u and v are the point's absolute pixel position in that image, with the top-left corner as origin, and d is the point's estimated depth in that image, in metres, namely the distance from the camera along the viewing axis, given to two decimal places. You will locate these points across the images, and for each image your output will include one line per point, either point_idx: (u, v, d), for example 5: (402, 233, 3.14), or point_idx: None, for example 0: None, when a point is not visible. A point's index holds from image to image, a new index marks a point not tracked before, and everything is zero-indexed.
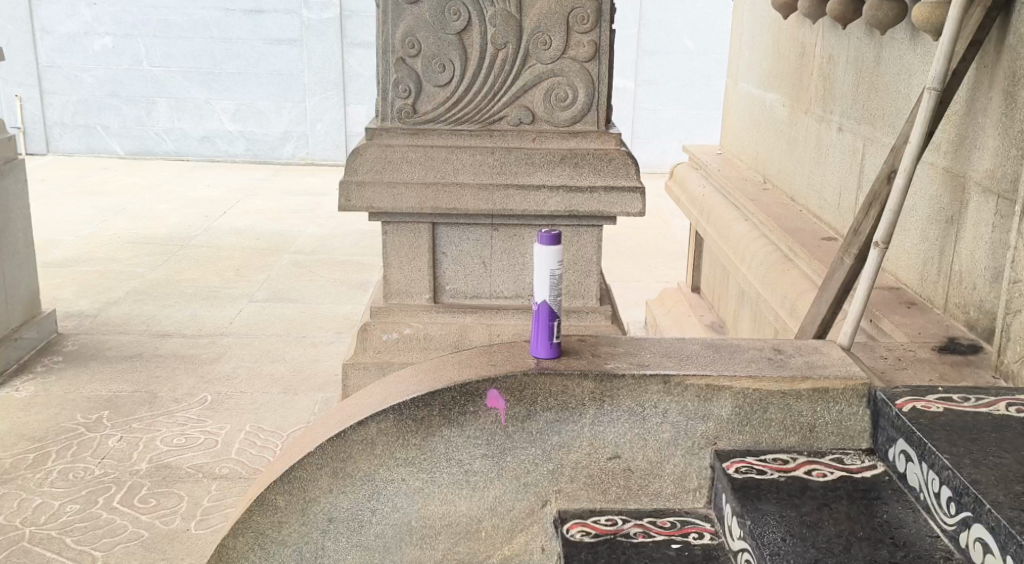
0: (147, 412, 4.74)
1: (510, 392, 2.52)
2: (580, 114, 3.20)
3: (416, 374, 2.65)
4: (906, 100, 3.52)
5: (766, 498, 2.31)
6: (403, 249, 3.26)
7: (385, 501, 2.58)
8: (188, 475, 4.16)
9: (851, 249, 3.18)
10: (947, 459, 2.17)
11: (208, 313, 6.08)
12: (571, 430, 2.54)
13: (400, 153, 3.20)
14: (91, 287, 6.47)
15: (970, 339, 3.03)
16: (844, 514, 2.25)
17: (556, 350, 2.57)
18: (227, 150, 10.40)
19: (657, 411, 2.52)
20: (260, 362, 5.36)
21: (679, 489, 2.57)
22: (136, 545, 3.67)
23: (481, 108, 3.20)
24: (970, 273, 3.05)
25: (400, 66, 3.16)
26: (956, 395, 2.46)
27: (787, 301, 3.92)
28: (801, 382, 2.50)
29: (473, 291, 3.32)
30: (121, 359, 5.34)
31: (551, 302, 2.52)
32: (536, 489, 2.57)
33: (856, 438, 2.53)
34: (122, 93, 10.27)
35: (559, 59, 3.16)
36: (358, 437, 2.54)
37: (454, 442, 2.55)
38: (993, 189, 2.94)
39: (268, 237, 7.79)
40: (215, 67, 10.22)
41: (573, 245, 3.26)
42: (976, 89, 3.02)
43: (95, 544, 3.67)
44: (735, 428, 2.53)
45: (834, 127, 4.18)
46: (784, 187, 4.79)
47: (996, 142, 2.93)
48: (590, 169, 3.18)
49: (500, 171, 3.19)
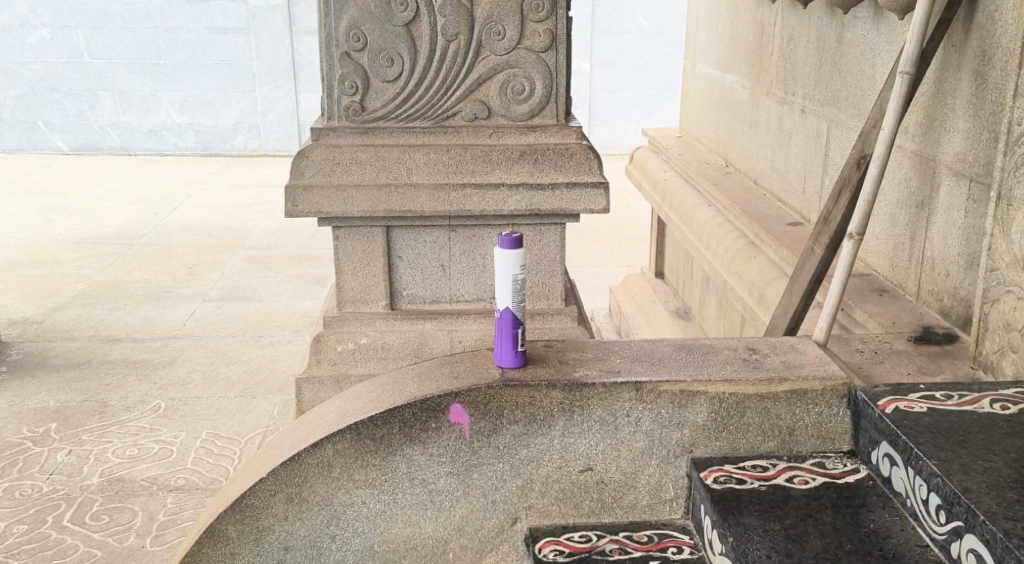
0: (98, 422, 4.54)
1: (474, 406, 2.38)
2: (539, 107, 3.06)
3: (373, 390, 2.50)
4: (871, 82, 3.42)
5: (748, 511, 2.20)
6: (356, 255, 3.10)
7: (345, 526, 2.44)
8: (142, 488, 3.99)
9: (822, 238, 3.07)
10: (935, 466, 2.07)
11: (160, 315, 5.87)
12: (540, 444, 2.41)
13: (349, 154, 3.03)
14: (35, 291, 6.23)
15: (945, 328, 2.94)
16: (829, 525, 2.14)
17: (521, 360, 2.44)
18: (176, 144, 10.12)
19: (630, 420, 2.40)
20: (216, 365, 5.17)
21: (655, 500, 2.46)
22: None
23: (433, 103, 3.05)
24: (943, 260, 2.95)
25: (345, 61, 3.00)
26: (938, 394, 2.36)
27: (754, 290, 3.82)
28: (779, 384, 2.39)
29: (433, 296, 3.18)
30: (69, 367, 5.13)
31: (515, 309, 2.37)
32: (505, 507, 2.45)
33: (838, 441, 2.43)
34: (63, 87, 9.95)
35: (513, 49, 3.01)
36: (314, 460, 2.39)
37: (416, 461, 2.41)
38: (965, 173, 2.84)
39: (220, 233, 7.56)
40: (159, 58, 9.92)
41: (535, 245, 3.13)
42: (944, 70, 2.92)
43: None
44: (711, 435, 2.42)
45: (797, 109, 4.07)
46: (747, 170, 4.68)
47: (967, 124, 2.83)
48: (551, 165, 3.05)
49: (455, 170, 3.04)
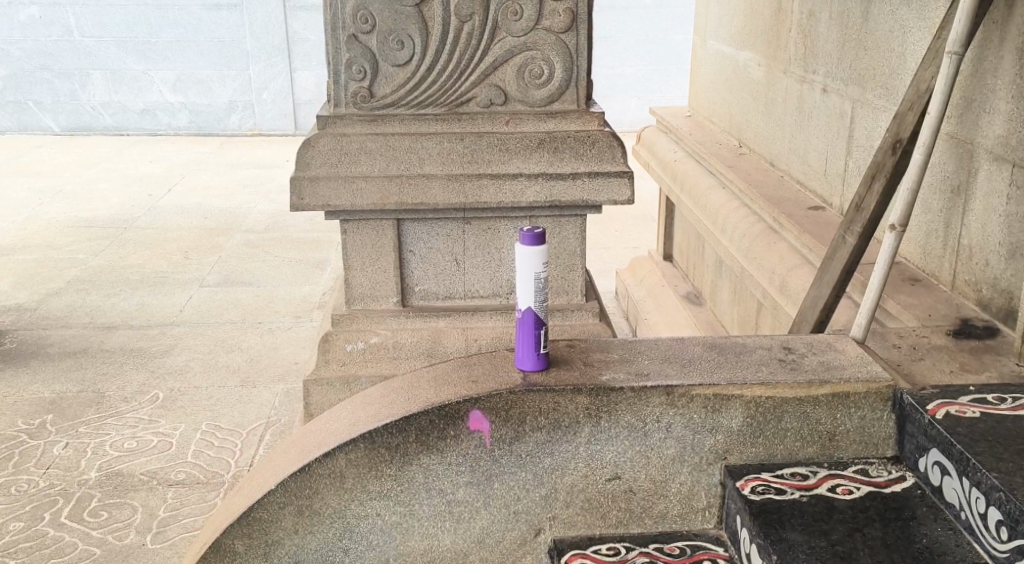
0: (95, 414, 4.39)
1: (495, 412, 2.23)
2: (558, 91, 2.90)
3: (386, 395, 2.35)
4: (901, 60, 3.26)
5: (791, 525, 2.08)
6: (365, 249, 2.94)
7: (359, 539, 2.29)
8: (142, 482, 3.85)
9: (855, 227, 2.92)
10: (996, 479, 1.94)
11: (157, 301, 5.71)
12: (564, 451, 2.27)
13: (358, 143, 2.87)
14: (29, 277, 6.07)
15: (984, 320, 2.79)
16: (879, 541, 2.03)
17: (544, 363, 2.29)
18: (170, 123, 9.91)
19: (660, 425, 2.26)
20: (215, 353, 5.02)
21: (686, 509, 2.32)
22: None
23: (445, 89, 2.88)
24: (982, 248, 2.80)
25: (352, 44, 2.83)
26: (990, 396, 2.22)
27: (775, 278, 3.67)
28: (819, 387, 2.24)
29: (446, 292, 3.03)
30: (64, 357, 4.97)
31: (538, 309, 2.24)
32: (527, 518, 2.31)
33: (881, 446, 2.29)
34: (54, 66, 9.75)
35: (531, 30, 2.84)
36: (325, 471, 2.24)
37: (434, 470, 2.27)
38: (1007, 157, 2.69)
39: (217, 215, 7.39)
40: (151, 36, 9.70)
41: (554, 239, 2.97)
42: (984, 49, 2.76)
43: None
44: (746, 441, 2.28)
45: (817, 88, 3.91)
46: (762, 151, 4.52)
47: (1009, 105, 2.67)
48: (571, 153, 2.89)
49: (470, 159, 2.88)
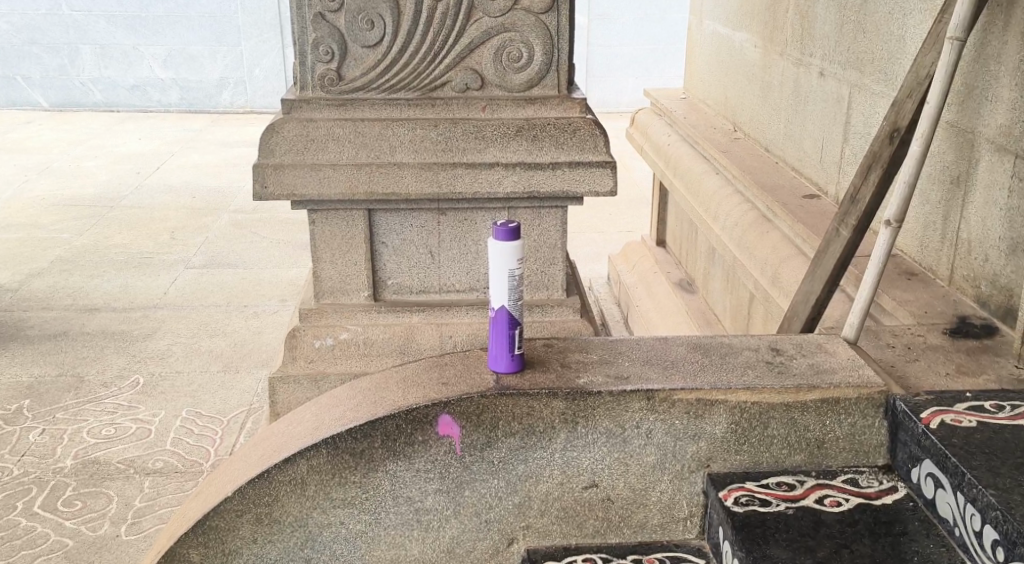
0: (73, 400, 4.28)
1: (465, 417, 2.11)
2: (537, 77, 2.77)
3: (353, 396, 2.23)
4: (900, 44, 3.12)
5: (775, 541, 1.97)
6: (335, 241, 2.83)
7: (321, 548, 2.18)
8: (118, 471, 3.73)
9: (849, 219, 2.79)
10: (993, 497, 1.82)
11: (141, 282, 5.59)
12: (539, 458, 2.15)
13: (325, 129, 2.74)
14: (11, 256, 5.94)
15: (983, 318, 2.67)
16: (867, 559, 1.92)
17: (518, 364, 2.17)
18: (161, 100, 9.76)
19: (640, 431, 2.14)
20: (198, 337, 4.90)
21: (667, 519, 2.21)
22: (58, 558, 3.25)
23: (419, 72, 2.75)
24: (981, 243, 2.68)
25: (319, 23, 2.69)
26: (988, 404, 2.10)
27: (767, 269, 3.55)
28: (807, 392, 2.12)
29: (420, 285, 2.91)
30: (43, 339, 4.85)
31: (511, 308, 2.11)
32: (499, 526, 2.20)
33: (872, 454, 2.17)
34: (42, 40, 9.58)
35: (510, 10, 2.71)
36: (286, 478, 2.13)
37: (401, 477, 2.15)
38: (1009, 147, 2.56)
39: (205, 195, 7.25)
40: (142, 10, 9.50)
41: (533, 231, 2.85)
42: (987, 33, 2.63)
43: (11, 558, 3.25)
44: (730, 448, 2.16)
45: (814, 71, 3.77)
46: (756, 135, 4.39)
47: (1012, 93, 2.54)
48: (552, 142, 2.76)
49: (445, 147, 2.75)
